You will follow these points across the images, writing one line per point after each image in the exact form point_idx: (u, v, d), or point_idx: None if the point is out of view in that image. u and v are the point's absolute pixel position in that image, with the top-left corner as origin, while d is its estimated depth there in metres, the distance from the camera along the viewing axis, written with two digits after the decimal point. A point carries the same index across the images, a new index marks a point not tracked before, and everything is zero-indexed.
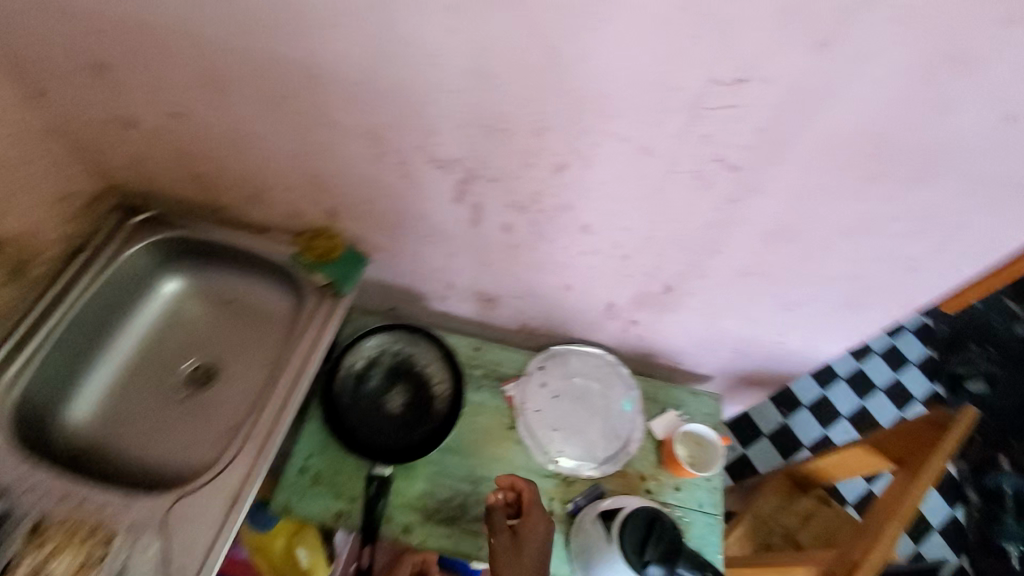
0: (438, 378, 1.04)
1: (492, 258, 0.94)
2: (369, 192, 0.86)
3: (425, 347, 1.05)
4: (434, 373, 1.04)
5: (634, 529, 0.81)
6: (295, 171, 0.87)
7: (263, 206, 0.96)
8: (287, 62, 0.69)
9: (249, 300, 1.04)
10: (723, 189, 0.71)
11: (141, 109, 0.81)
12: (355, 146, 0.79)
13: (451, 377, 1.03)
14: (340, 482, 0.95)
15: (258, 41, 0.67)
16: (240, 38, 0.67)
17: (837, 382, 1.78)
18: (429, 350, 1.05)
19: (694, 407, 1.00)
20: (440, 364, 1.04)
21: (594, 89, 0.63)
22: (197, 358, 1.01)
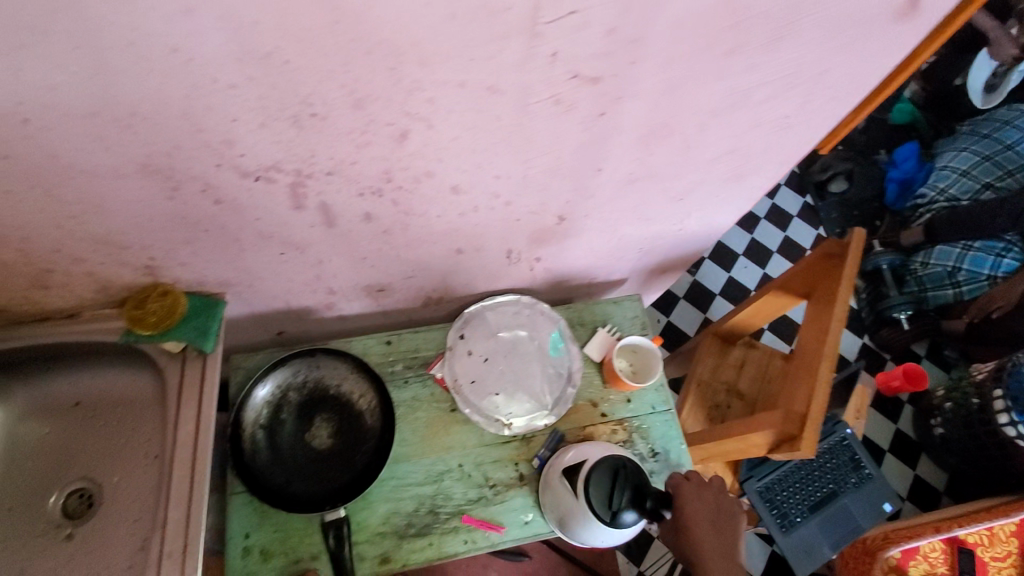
0: (359, 393, 0.91)
1: (365, 251, 0.78)
2: (189, 229, 0.64)
3: (334, 365, 0.91)
4: (354, 388, 0.91)
5: (599, 482, 0.79)
6: (72, 239, 0.62)
7: (54, 290, 0.71)
8: None
9: (101, 394, 0.84)
10: (587, 105, 0.56)
11: None
12: (136, 186, 0.55)
13: (375, 387, 0.91)
14: (293, 545, 0.82)
15: None
16: None
17: (707, 265, 1.95)
18: (340, 366, 0.91)
19: (618, 321, 1.04)
20: (357, 377, 0.91)
21: (448, 67, 0.48)
22: (67, 485, 0.82)
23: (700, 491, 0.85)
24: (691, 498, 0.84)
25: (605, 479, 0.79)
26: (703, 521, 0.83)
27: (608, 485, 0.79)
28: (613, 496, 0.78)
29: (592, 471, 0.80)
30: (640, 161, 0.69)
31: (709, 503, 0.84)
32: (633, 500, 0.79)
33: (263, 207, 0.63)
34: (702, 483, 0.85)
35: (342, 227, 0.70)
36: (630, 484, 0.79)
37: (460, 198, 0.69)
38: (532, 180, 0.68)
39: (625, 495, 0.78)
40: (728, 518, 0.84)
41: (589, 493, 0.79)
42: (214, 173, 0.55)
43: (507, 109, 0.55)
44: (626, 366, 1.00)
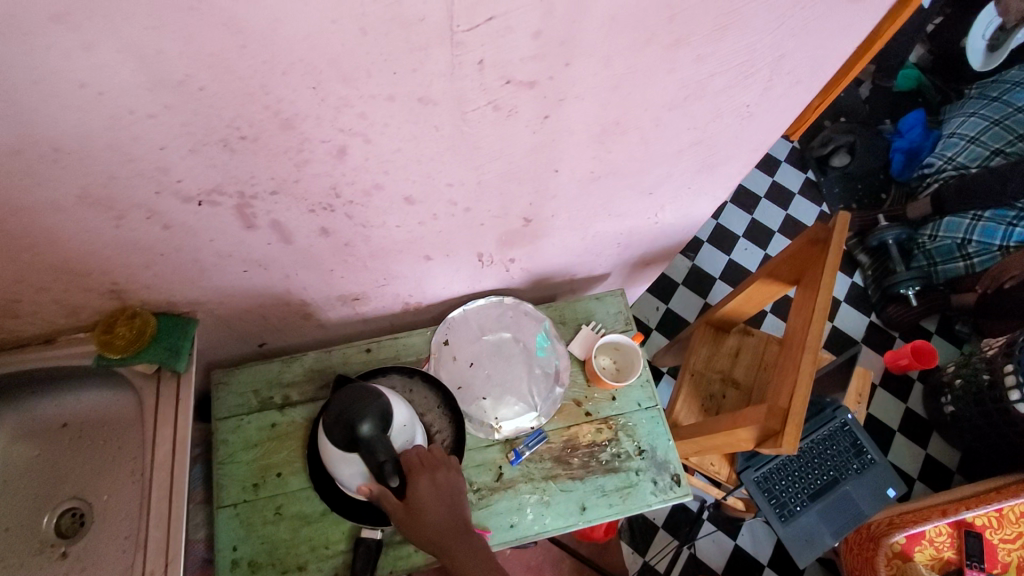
0: (438, 429, 0.90)
1: (331, 263, 0.77)
2: (144, 254, 0.64)
3: (426, 395, 0.91)
4: (434, 421, 0.90)
5: (353, 395, 0.67)
6: (28, 270, 0.62)
7: (23, 317, 0.71)
8: None
9: (87, 416, 0.86)
10: (529, 108, 0.54)
11: None
12: (80, 217, 0.55)
13: (455, 426, 0.90)
14: (282, 556, 0.84)
15: None
16: None
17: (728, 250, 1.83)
18: (431, 397, 0.91)
19: (601, 317, 1.03)
20: (442, 412, 0.90)
21: (374, 82, 0.47)
22: (59, 503, 0.84)
23: (428, 468, 0.71)
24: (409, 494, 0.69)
25: (358, 398, 0.67)
26: (435, 504, 0.69)
27: (356, 402, 0.67)
28: (356, 410, 0.66)
29: (355, 385, 0.69)
30: (598, 160, 0.67)
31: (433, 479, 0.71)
32: (379, 425, 0.66)
33: (216, 229, 0.62)
34: (433, 475, 0.71)
35: (300, 242, 0.70)
36: (381, 416, 0.67)
37: (416, 208, 0.68)
38: (488, 185, 0.67)
39: (371, 417, 0.66)
40: (455, 493, 0.72)
41: (335, 397, 0.68)
42: (156, 200, 0.55)
43: (445, 118, 0.53)
44: (607, 364, 1.01)
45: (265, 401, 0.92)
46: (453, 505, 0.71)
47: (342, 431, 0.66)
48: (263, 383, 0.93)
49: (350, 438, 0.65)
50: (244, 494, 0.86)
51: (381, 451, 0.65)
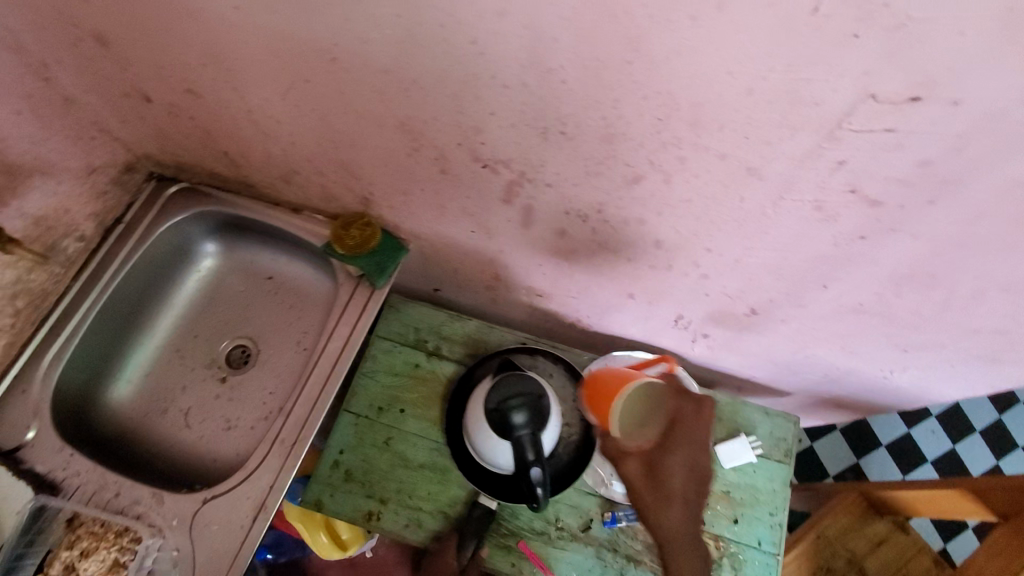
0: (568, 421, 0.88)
1: (545, 259, 0.78)
2: (408, 182, 0.69)
3: (564, 383, 0.91)
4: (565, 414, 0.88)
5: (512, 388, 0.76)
6: (319, 155, 0.70)
7: (292, 186, 0.82)
8: (296, 41, 0.51)
9: (288, 279, 0.98)
10: (849, 222, 0.49)
11: (152, 85, 0.67)
12: (386, 137, 0.61)
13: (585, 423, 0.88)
14: (373, 481, 0.89)
15: (263, 18, 0.49)
16: (239, 11, 0.50)
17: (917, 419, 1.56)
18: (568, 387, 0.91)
19: (762, 435, 0.92)
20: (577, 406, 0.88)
21: (718, 135, 0.44)
22: (236, 337, 0.97)
23: (696, 417, 0.70)
24: (692, 441, 0.69)
25: (519, 391, 0.75)
26: (682, 477, 0.67)
27: (519, 395, 0.74)
28: (514, 400, 0.74)
29: (519, 378, 0.77)
30: (877, 297, 0.59)
31: (695, 454, 0.68)
32: (531, 421, 0.73)
33: (478, 190, 0.65)
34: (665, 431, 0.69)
35: (534, 232, 0.71)
36: (533, 414, 0.73)
37: (658, 252, 0.65)
38: (743, 267, 0.62)
39: (524, 411, 0.73)
40: None
41: (499, 382, 0.76)
42: (453, 148, 0.59)
43: (758, 195, 0.49)
44: (628, 416, 0.73)
45: (418, 341, 0.97)
46: None
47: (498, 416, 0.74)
48: (424, 326, 0.98)
49: (504, 427, 0.73)
50: (368, 411, 0.93)
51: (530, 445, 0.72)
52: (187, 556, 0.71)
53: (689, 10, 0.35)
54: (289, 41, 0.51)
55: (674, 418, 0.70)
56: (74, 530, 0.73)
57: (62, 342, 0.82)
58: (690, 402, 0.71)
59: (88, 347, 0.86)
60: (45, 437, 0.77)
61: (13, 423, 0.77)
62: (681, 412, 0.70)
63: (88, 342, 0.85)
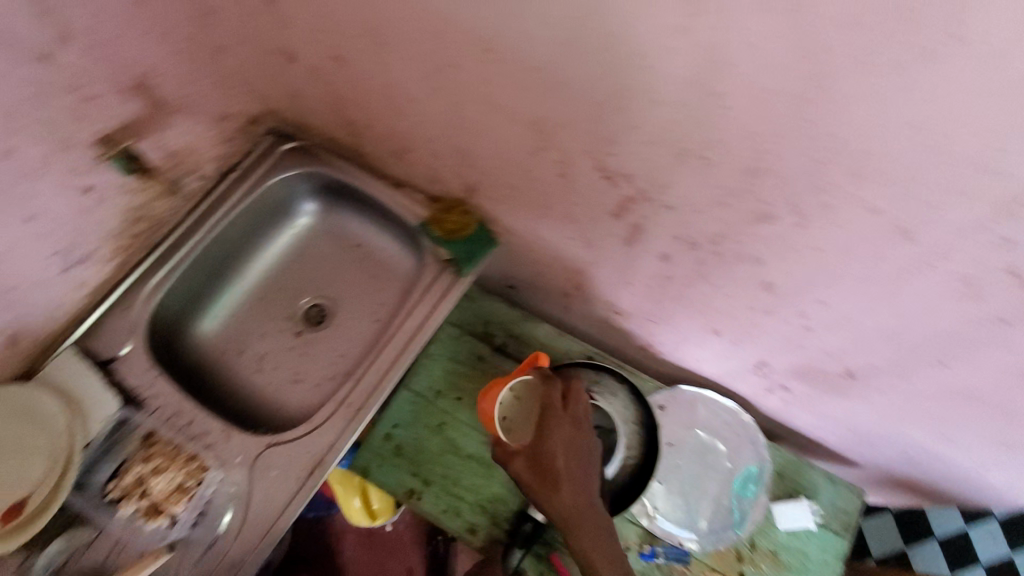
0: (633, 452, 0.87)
1: (637, 279, 0.77)
2: (521, 179, 0.70)
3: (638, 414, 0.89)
4: None
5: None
6: (440, 138, 0.72)
7: (403, 163, 0.84)
8: (456, 27, 0.52)
9: (374, 250, 1.01)
10: (996, 304, 0.46)
11: (302, 46, 0.71)
12: (514, 133, 0.62)
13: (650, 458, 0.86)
14: (420, 460, 0.91)
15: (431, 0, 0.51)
16: None
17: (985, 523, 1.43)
18: None
19: (822, 503, 0.88)
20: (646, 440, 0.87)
21: (876, 187, 0.43)
22: (317, 296, 1.00)
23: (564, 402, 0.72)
24: (563, 429, 0.70)
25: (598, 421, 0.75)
26: (572, 460, 0.68)
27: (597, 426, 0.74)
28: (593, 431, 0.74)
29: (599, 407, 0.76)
30: (1000, 386, 0.55)
31: (575, 436, 0.70)
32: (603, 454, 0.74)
33: (591, 200, 0.65)
34: (548, 419, 0.70)
35: (636, 251, 0.70)
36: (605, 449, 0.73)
37: (762, 295, 0.63)
38: (854, 326, 0.60)
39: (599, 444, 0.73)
40: (586, 446, 0.70)
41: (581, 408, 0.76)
42: (578, 155, 0.59)
43: (900, 257, 0.47)
44: (511, 420, 0.75)
45: (487, 333, 0.98)
46: (577, 425, 0.70)
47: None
48: (495, 320, 0.99)
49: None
50: (428, 392, 0.94)
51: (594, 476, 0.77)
52: (245, 495, 0.74)
53: (888, 55, 0.34)
54: (449, 27, 0.53)
55: (545, 406, 0.72)
56: (150, 446, 0.76)
57: (166, 270, 0.88)
58: (559, 387, 0.74)
59: (187, 280, 0.91)
60: (138, 355, 0.82)
61: (112, 336, 0.83)
62: (550, 396, 0.73)
63: (188, 275, 0.91)
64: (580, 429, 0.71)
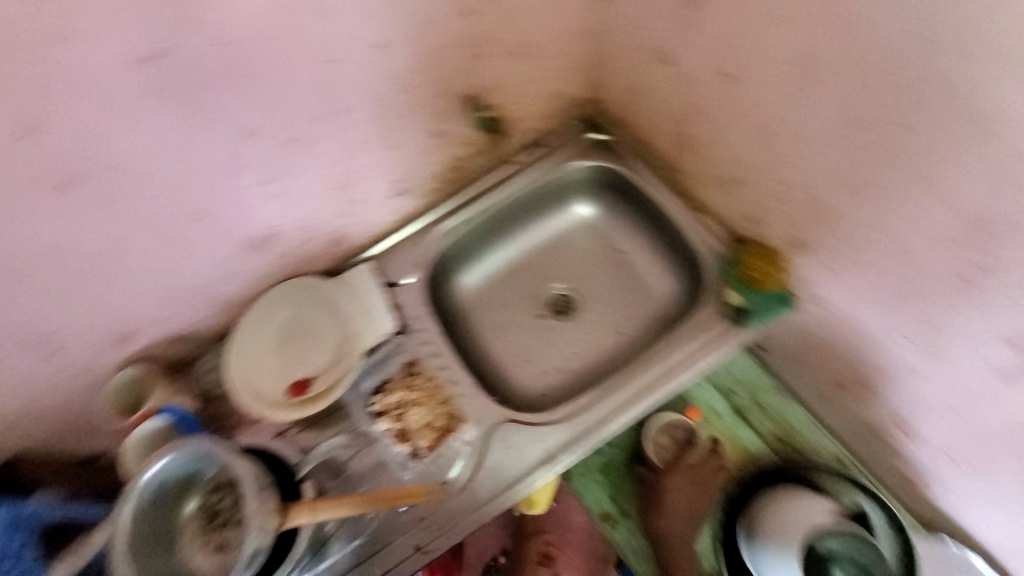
0: None
1: (974, 414, 0.64)
2: (886, 260, 0.62)
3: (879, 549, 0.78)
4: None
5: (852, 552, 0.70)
6: (797, 185, 0.67)
7: (724, 194, 0.80)
8: (932, 82, 0.47)
9: (637, 263, 0.98)
10: None
11: (690, 54, 0.70)
12: (927, 216, 0.54)
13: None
14: (625, 488, 0.88)
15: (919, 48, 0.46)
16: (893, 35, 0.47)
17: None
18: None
19: None
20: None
21: None
22: (569, 287, 1.00)
23: (692, 460, 0.85)
24: (684, 481, 0.84)
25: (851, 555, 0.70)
26: (682, 504, 0.82)
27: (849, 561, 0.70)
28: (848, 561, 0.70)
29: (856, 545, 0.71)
30: None
31: (693, 488, 0.83)
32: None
33: (985, 317, 0.55)
34: (675, 469, 0.84)
35: (1004, 389, 0.58)
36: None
37: None
38: None
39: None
40: (699, 500, 0.83)
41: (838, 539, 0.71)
42: (1014, 269, 0.49)
43: None
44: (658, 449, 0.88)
45: (728, 391, 0.91)
46: (699, 483, 0.84)
47: (817, 563, 0.70)
48: (740, 380, 0.91)
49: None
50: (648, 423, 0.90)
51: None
52: (479, 456, 0.78)
53: None
54: (924, 83, 0.47)
55: (677, 460, 0.86)
56: (412, 376, 0.84)
57: (459, 221, 0.94)
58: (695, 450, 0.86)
59: (469, 235, 0.97)
60: (416, 288, 0.90)
61: (403, 264, 0.92)
62: (683, 457, 0.86)
63: (472, 231, 0.97)
64: (700, 487, 0.83)
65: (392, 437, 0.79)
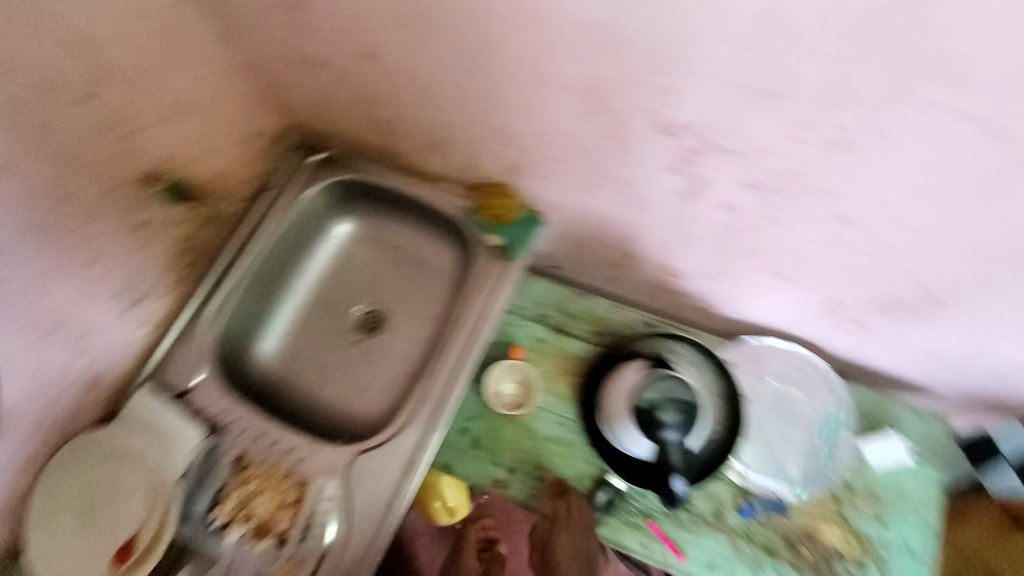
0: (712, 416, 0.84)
1: (696, 235, 0.75)
2: (567, 150, 0.70)
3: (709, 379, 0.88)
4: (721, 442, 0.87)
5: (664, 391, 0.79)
6: (476, 122, 0.72)
7: (439, 156, 0.85)
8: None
9: (414, 250, 1.01)
10: None
11: (330, 49, 0.72)
12: (563, 102, 0.62)
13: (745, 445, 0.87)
14: (500, 449, 0.89)
15: None
16: None
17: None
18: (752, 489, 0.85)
19: (910, 434, 0.85)
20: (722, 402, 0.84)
21: (972, 93, 0.43)
22: (368, 303, 1.00)
23: (567, 517, 0.84)
24: (568, 533, 0.84)
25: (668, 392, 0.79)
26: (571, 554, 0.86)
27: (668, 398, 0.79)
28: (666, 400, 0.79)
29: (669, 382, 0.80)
30: None
31: (578, 538, 0.84)
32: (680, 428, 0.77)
33: (647, 158, 0.64)
34: (555, 530, 0.84)
35: (695, 206, 0.69)
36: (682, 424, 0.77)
37: (843, 229, 0.61)
38: (937, 245, 0.58)
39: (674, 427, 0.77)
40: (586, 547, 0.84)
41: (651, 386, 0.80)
42: (634, 112, 0.58)
43: (991, 156, 0.47)
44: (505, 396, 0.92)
45: (542, 316, 0.97)
46: (585, 531, 0.83)
47: (645, 415, 0.79)
48: (547, 302, 0.98)
49: (656, 425, 0.78)
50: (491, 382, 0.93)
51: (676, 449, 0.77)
52: (347, 502, 0.75)
53: None
54: (487, 0, 0.54)
55: (555, 515, 0.85)
56: (243, 469, 0.78)
57: (222, 297, 0.89)
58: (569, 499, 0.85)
59: (242, 305, 0.92)
60: (209, 383, 0.84)
61: (183, 368, 0.84)
62: (558, 512, 0.85)
63: (243, 300, 0.92)
64: (588, 532, 0.83)
65: (250, 538, 0.75)
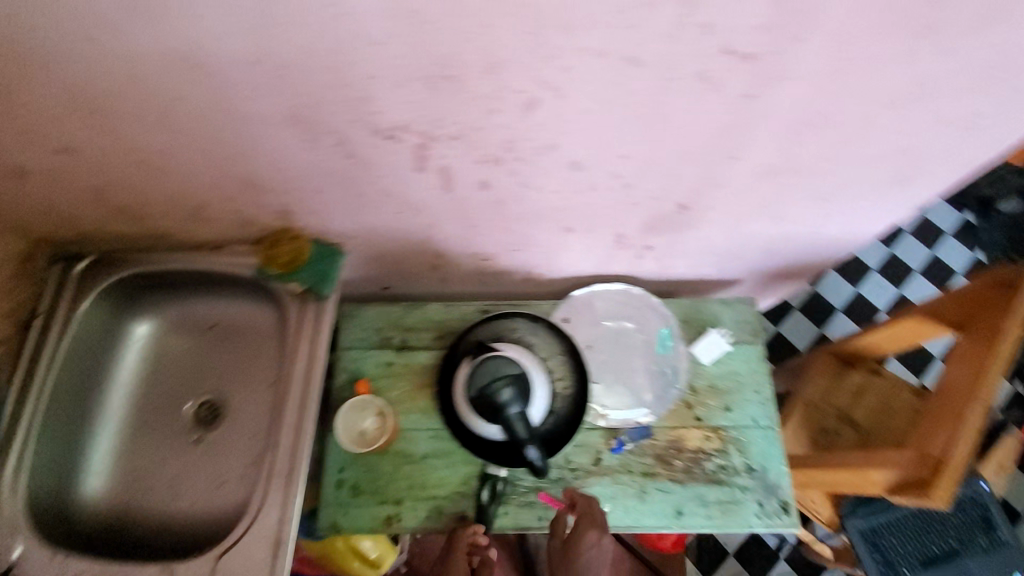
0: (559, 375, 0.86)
1: (477, 218, 0.77)
2: (317, 180, 0.69)
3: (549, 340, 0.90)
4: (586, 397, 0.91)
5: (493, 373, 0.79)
6: (219, 179, 0.69)
7: (207, 223, 0.80)
8: (144, 57, 0.51)
9: (229, 322, 0.94)
10: (735, 83, 0.52)
11: (24, 154, 0.65)
12: (283, 136, 0.61)
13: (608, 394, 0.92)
14: (381, 486, 0.87)
15: (105, 41, 0.49)
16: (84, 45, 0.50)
17: (871, 276, 1.63)
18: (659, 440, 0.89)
19: (729, 324, 0.95)
20: (563, 358, 0.88)
21: (592, 40, 0.48)
22: (201, 396, 0.92)
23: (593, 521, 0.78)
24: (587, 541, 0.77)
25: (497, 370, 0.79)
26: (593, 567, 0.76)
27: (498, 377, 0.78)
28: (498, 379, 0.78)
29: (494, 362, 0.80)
30: (784, 150, 0.62)
31: (601, 543, 0.77)
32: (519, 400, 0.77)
33: (390, 165, 0.65)
34: (580, 527, 0.78)
35: (458, 193, 0.71)
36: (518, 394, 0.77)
37: (582, 173, 0.66)
38: (657, 164, 0.64)
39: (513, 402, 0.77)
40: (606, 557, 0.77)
41: (479, 372, 0.79)
42: (349, 128, 0.59)
43: (645, 84, 0.52)
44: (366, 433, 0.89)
45: (382, 340, 0.96)
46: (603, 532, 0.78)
47: (483, 402, 0.78)
48: (383, 324, 0.97)
49: (496, 408, 0.77)
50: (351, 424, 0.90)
51: (520, 423, 0.76)
52: None
53: None
54: (146, 63, 0.51)
55: (578, 517, 0.79)
56: None
57: (15, 454, 0.78)
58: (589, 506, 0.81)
59: (46, 453, 0.81)
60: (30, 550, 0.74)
61: None
62: (584, 515, 0.79)
63: (45, 447, 0.81)
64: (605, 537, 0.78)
65: None
